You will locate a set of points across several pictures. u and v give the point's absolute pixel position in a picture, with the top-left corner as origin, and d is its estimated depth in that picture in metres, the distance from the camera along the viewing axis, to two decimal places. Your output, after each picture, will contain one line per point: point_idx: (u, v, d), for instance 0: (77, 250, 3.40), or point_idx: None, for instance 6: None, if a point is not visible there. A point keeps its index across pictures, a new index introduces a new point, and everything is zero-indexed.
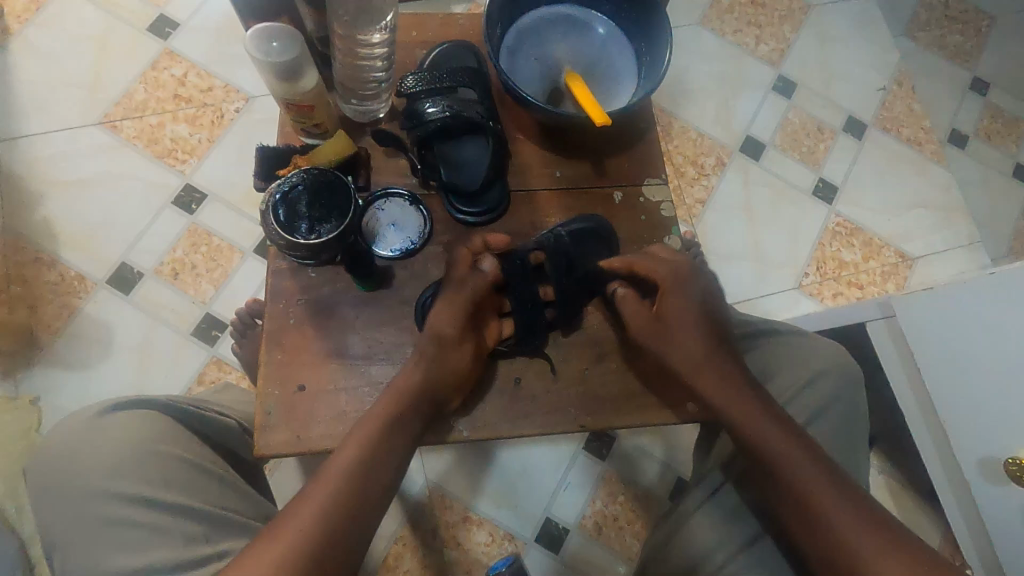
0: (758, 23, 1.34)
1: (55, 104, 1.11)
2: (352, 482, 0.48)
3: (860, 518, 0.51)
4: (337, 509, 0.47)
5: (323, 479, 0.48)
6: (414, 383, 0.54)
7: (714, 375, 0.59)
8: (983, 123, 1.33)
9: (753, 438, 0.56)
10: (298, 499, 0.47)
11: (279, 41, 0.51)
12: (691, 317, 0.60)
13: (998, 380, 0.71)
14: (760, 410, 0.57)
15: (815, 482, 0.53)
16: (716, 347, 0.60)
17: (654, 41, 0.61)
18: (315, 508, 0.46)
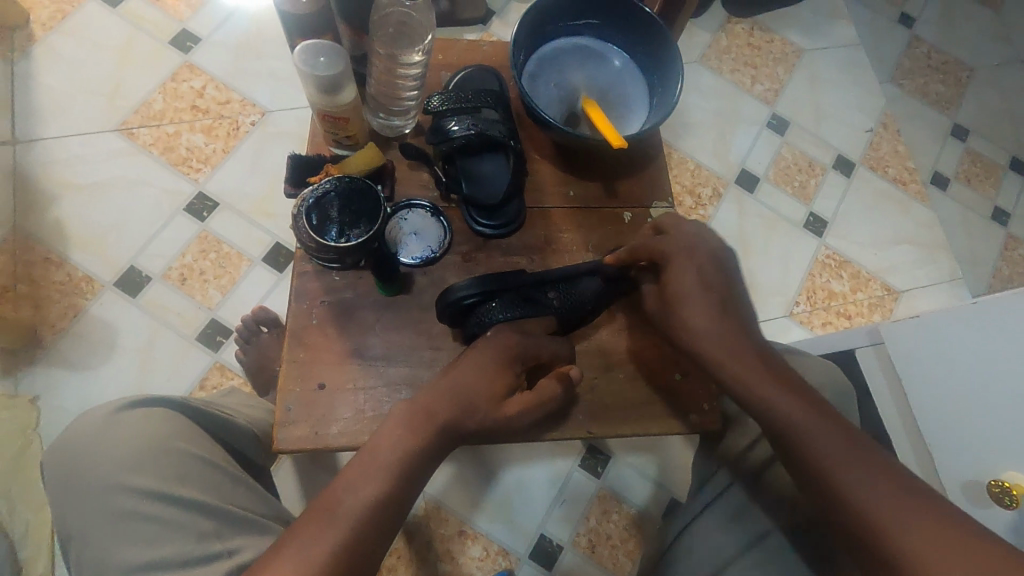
0: (753, 64, 1.41)
1: (73, 110, 1.13)
2: (372, 515, 0.49)
3: (888, 488, 0.50)
4: (353, 538, 0.48)
5: (337, 506, 0.49)
6: (438, 409, 0.55)
7: (730, 351, 0.59)
8: (963, 166, 1.41)
9: (770, 412, 0.56)
10: (316, 523, 0.48)
11: (326, 57, 0.55)
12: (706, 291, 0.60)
13: (982, 406, 0.74)
14: (781, 386, 0.56)
15: (840, 454, 0.52)
16: (727, 323, 0.60)
17: (666, 73, 0.65)
18: (334, 539, 0.48)
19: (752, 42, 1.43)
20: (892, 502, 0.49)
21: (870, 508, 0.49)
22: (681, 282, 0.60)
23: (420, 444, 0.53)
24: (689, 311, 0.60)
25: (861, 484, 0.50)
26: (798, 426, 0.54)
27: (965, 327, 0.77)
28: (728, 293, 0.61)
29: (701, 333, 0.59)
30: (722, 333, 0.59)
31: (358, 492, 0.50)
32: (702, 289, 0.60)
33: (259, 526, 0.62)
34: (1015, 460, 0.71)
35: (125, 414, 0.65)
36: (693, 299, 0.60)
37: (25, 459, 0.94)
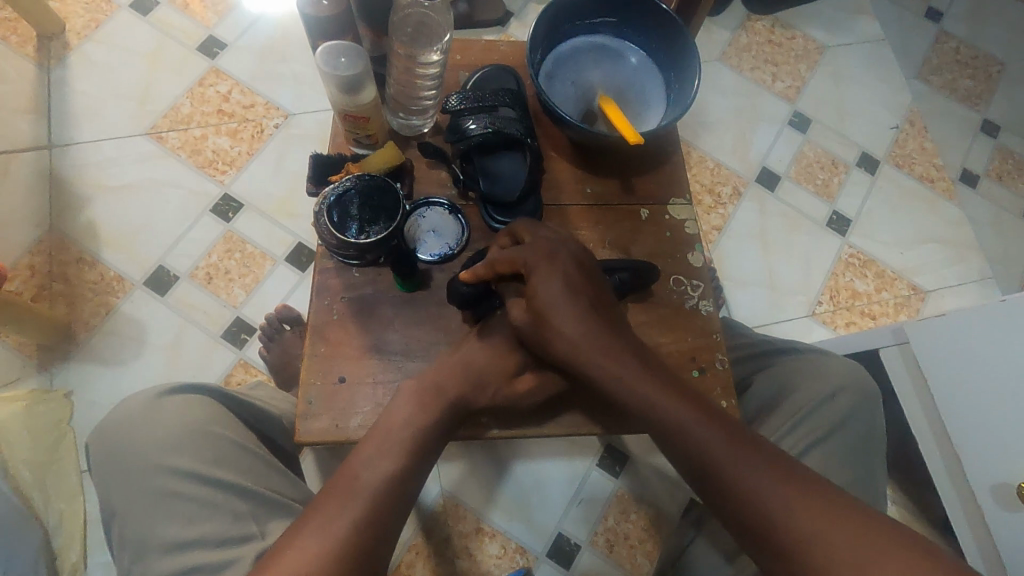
0: (774, 62, 1.39)
1: (107, 114, 1.17)
2: (389, 489, 0.51)
3: (785, 495, 0.50)
4: (371, 512, 0.50)
5: (354, 483, 0.51)
6: (449, 389, 0.57)
7: (606, 358, 0.55)
8: (994, 163, 1.37)
9: (660, 427, 0.54)
10: (338, 498, 0.50)
11: (346, 58, 0.55)
12: (563, 296, 0.56)
13: (1014, 405, 0.72)
14: (660, 395, 0.55)
15: (727, 459, 0.52)
16: (601, 326, 0.56)
17: (682, 70, 0.65)
18: (354, 512, 0.50)
19: (772, 39, 1.41)
20: (790, 503, 0.49)
21: (769, 513, 0.49)
22: (545, 296, 0.56)
23: (434, 419, 0.55)
24: (558, 328, 0.56)
25: (756, 487, 0.50)
26: (690, 438, 0.53)
27: (987, 321, 0.75)
28: (593, 295, 0.57)
29: (583, 345, 0.55)
30: (598, 342, 0.56)
31: (375, 466, 0.52)
32: (568, 297, 0.56)
33: (290, 510, 0.65)
34: None
35: (166, 400, 0.68)
36: (563, 309, 0.55)
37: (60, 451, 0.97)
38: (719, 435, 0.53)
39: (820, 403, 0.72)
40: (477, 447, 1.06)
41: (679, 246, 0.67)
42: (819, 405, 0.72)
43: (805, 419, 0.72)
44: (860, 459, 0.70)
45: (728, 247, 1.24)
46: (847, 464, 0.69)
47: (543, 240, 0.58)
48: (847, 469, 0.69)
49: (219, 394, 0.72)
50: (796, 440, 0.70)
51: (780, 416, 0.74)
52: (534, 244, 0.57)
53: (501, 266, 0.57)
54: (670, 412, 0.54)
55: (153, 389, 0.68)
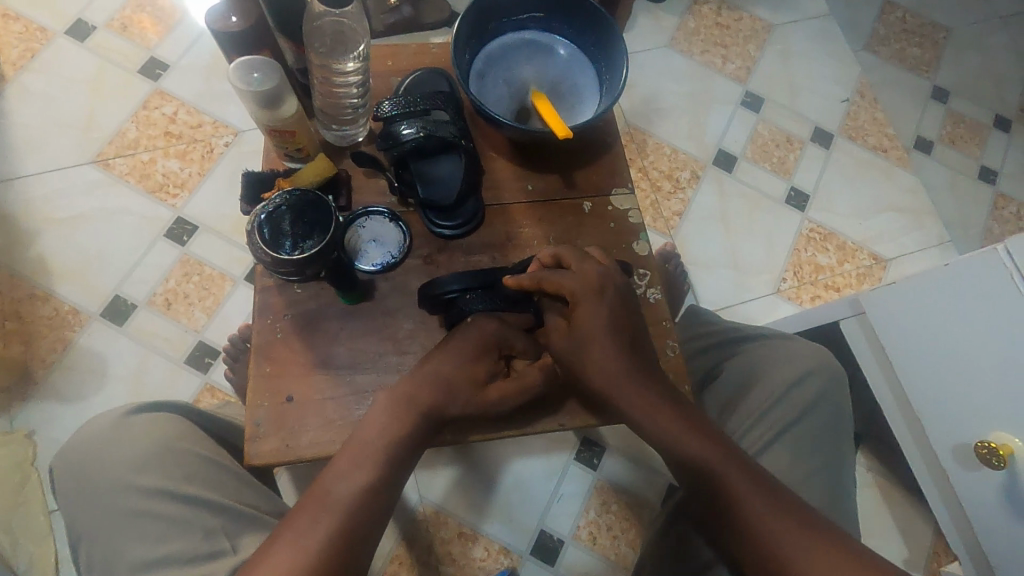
0: (723, 44, 1.40)
1: (50, 145, 1.15)
2: (361, 505, 0.51)
3: (792, 527, 0.54)
4: (348, 521, 0.50)
5: (329, 493, 0.51)
6: (424, 400, 0.56)
7: (636, 396, 0.59)
8: (946, 128, 1.39)
9: (684, 459, 0.58)
10: (316, 513, 0.50)
11: (260, 72, 0.54)
12: (598, 329, 0.58)
13: (966, 367, 0.73)
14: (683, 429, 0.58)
15: (748, 494, 0.56)
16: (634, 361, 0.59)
17: (612, 60, 0.65)
18: (327, 528, 0.49)
19: (720, 22, 1.42)
20: (802, 539, 0.53)
21: (775, 541, 0.54)
22: (591, 325, 0.58)
23: (408, 429, 0.55)
24: (594, 353, 0.58)
25: (757, 516, 0.55)
26: (712, 471, 0.57)
27: (938, 288, 0.74)
28: (637, 338, 0.60)
29: (614, 377, 0.58)
30: (625, 376, 0.59)
31: (350, 481, 0.52)
32: (609, 330, 0.58)
33: (263, 522, 0.64)
34: (1006, 419, 0.70)
35: (133, 418, 0.67)
36: (602, 338, 0.58)
37: (26, 493, 0.95)
38: (735, 470, 0.57)
39: (789, 390, 0.73)
40: (453, 452, 1.05)
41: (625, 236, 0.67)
42: (790, 390, 0.73)
43: (771, 406, 0.72)
44: (821, 432, 0.71)
45: (690, 231, 1.24)
46: (807, 441, 0.70)
47: (593, 272, 0.59)
48: (810, 446, 0.70)
49: (190, 411, 0.71)
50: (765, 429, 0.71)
51: (749, 405, 0.74)
52: (582, 277, 0.59)
53: (530, 284, 0.59)
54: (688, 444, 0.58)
55: (118, 408, 0.67)
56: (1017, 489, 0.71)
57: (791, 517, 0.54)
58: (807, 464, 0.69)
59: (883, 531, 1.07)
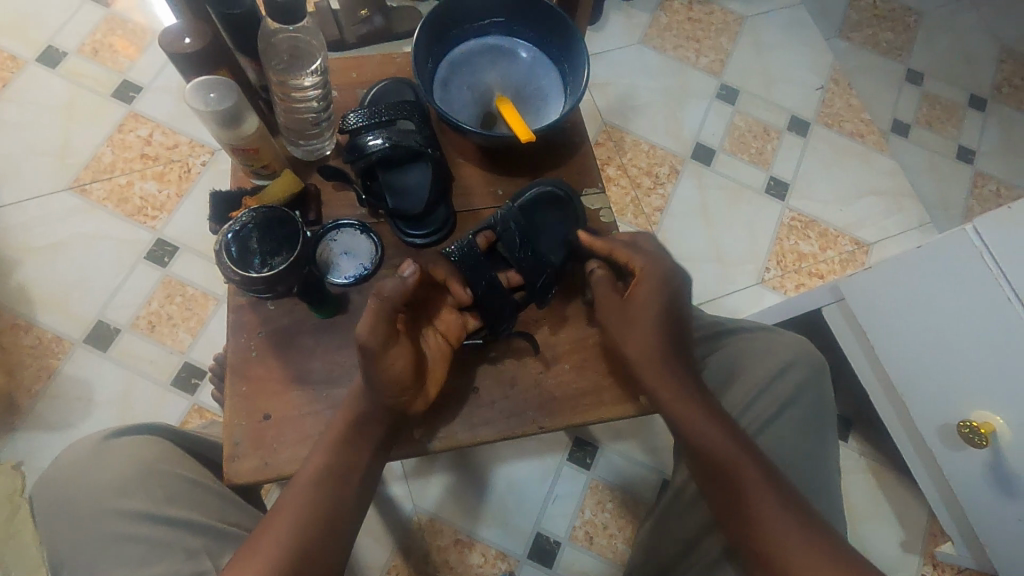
0: (696, 38, 1.41)
1: (26, 173, 1.14)
2: (315, 504, 0.51)
3: (790, 523, 0.56)
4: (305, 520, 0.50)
5: (291, 495, 0.52)
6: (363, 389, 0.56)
7: (666, 384, 0.61)
8: (922, 111, 1.40)
9: (697, 441, 0.60)
10: (274, 525, 0.50)
11: (217, 92, 0.54)
12: (650, 310, 0.61)
13: (946, 349, 0.73)
14: (706, 418, 0.60)
15: (756, 488, 0.57)
16: (673, 352, 0.62)
17: (574, 61, 0.65)
18: (284, 531, 0.49)
19: (692, 16, 1.43)
20: (792, 530, 0.55)
21: (773, 532, 0.56)
22: (643, 312, 0.61)
23: (354, 422, 0.55)
24: (635, 333, 0.61)
25: (762, 500, 0.57)
26: (722, 455, 0.59)
27: (912, 271, 0.74)
28: (680, 328, 0.63)
29: (651, 360, 0.61)
30: (663, 358, 0.61)
31: (305, 490, 0.52)
32: (660, 319, 0.61)
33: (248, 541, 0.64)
34: (986, 397, 0.70)
35: (114, 441, 0.66)
36: (648, 323, 0.61)
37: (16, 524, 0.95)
38: (748, 462, 0.59)
39: (773, 381, 0.73)
40: (445, 459, 1.05)
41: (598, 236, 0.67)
42: (774, 381, 0.73)
43: (757, 398, 0.72)
44: (803, 422, 0.72)
45: (672, 226, 1.24)
46: (792, 431, 0.71)
47: (663, 266, 0.62)
48: (795, 436, 0.71)
49: (171, 430, 0.71)
50: (752, 420, 0.71)
51: (732, 401, 0.73)
52: (655, 263, 0.62)
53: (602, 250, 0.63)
54: (709, 433, 0.60)
55: (100, 431, 0.67)
56: (1001, 466, 0.71)
57: (791, 507, 0.56)
58: (788, 457, 0.70)
59: (878, 514, 1.07)
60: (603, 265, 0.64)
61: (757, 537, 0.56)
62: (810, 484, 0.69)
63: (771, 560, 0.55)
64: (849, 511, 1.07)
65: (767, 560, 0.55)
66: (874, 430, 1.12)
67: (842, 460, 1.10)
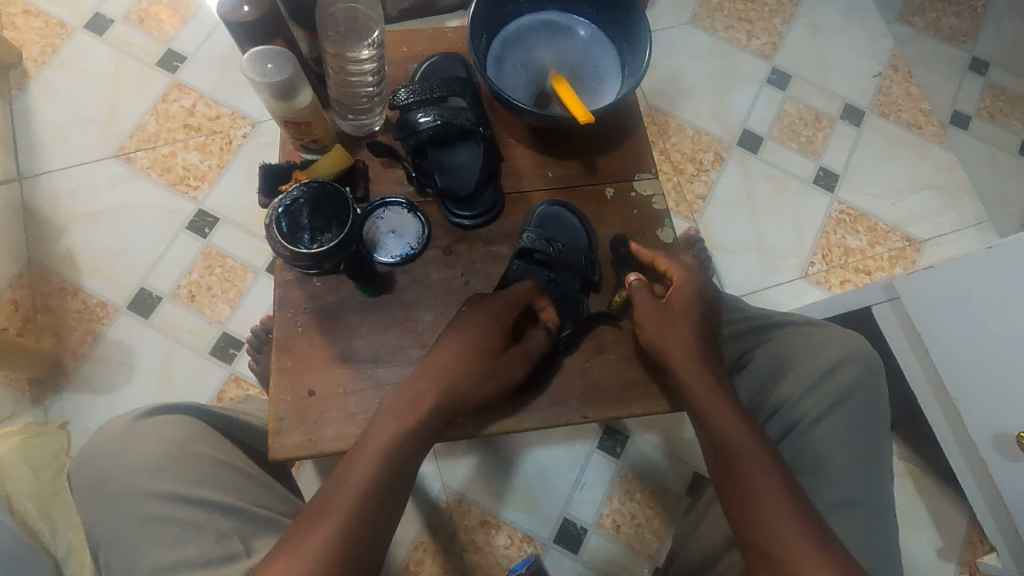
0: (748, 18, 1.35)
1: (73, 140, 1.16)
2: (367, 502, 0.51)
3: (807, 539, 0.53)
4: (353, 520, 0.50)
5: (338, 491, 0.51)
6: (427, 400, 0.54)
7: (702, 375, 0.59)
8: (986, 102, 1.33)
9: (724, 439, 0.58)
10: (324, 525, 0.49)
11: (274, 62, 0.53)
12: (692, 311, 0.60)
13: (1011, 357, 0.69)
14: (737, 418, 0.58)
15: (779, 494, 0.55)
16: (710, 352, 0.60)
17: (634, 39, 0.63)
18: (331, 530, 0.49)
19: None
20: (810, 548, 0.52)
21: (790, 545, 0.53)
22: (688, 306, 0.60)
23: (413, 427, 0.53)
24: (676, 330, 0.59)
25: (781, 512, 0.54)
26: (749, 459, 0.57)
27: (980, 273, 0.70)
28: (717, 331, 0.62)
29: (690, 353, 0.59)
30: (699, 358, 0.59)
31: (355, 484, 0.51)
32: (700, 319, 0.60)
33: (277, 524, 0.65)
34: None
35: (145, 422, 0.67)
36: (688, 323, 0.60)
37: None
38: (774, 468, 0.56)
39: (821, 380, 0.71)
40: (475, 441, 1.05)
41: (649, 223, 0.66)
42: (824, 379, 0.71)
43: (807, 393, 0.70)
44: (855, 426, 0.69)
45: (714, 215, 1.21)
46: (843, 432, 0.68)
47: (701, 273, 0.63)
48: (845, 438, 0.68)
49: (199, 410, 0.71)
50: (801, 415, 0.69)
51: (779, 395, 0.71)
52: (694, 274, 0.62)
53: (646, 258, 0.63)
54: (734, 432, 0.58)
55: (132, 411, 0.68)
56: None
57: (812, 523, 0.54)
58: (841, 456, 0.67)
59: (916, 519, 1.04)
60: (639, 276, 0.62)
61: (769, 544, 0.53)
62: (863, 489, 0.66)
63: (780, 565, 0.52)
64: None
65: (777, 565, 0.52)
66: (916, 434, 1.08)
67: None
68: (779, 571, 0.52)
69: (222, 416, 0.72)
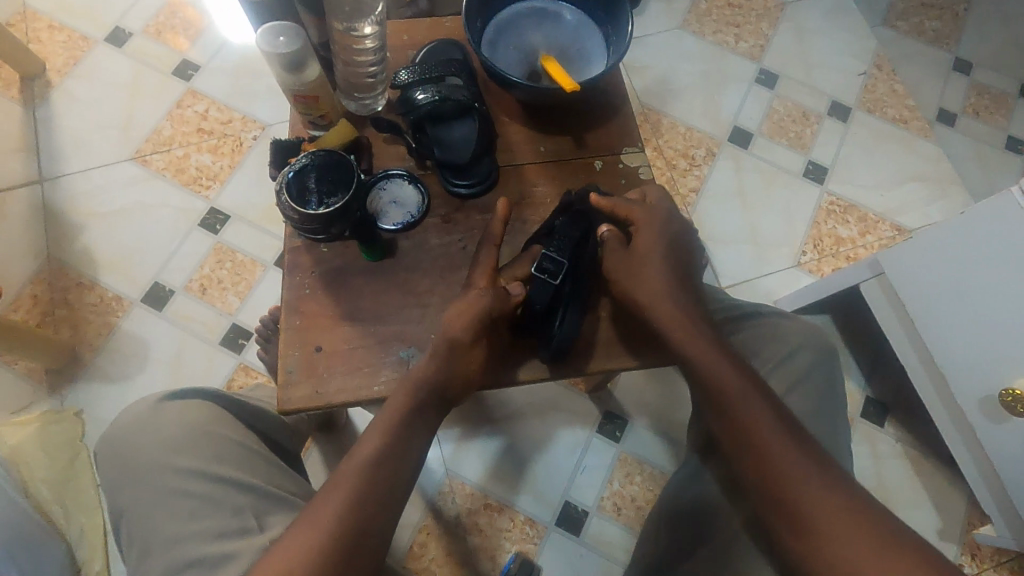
0: (735, 23, 1.41)
1: (92, 144, 1.22)
2: (374, 470, 0.53)
3: (811, 472, 0.54)
4: (360, 496, 0.51)
5: (348, 464, 0.53)
6: (429, 375, 0.57)
7: (680, 320, 0.62)
8: (970, 100, 1.37)
9: (710, 382, 0.60)
10: (333, 496, 0.51)
11: (286, 36, 0.57)
12: (660, 258, 0.63)
13: (990, 317, 0.72)
14: (721, 357, 0.60)
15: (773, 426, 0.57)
16: (684, 296, 0.63)
17: (617, 21, 0.67)
18: (341, 500, 0.51)
19: (732, 2, 1.43)
20: (816, 487, 0.53)
21: (797, 483, 0.54)
22: (653, 250, 0.63)
23: (413, 405, 0.57)
24: (646, 280, 0.62)
25: (784, 454, 0.55)
26: (741, 398, 0.58)
27: (956, 238, 0.73)
28: (687, 277, 0.64)
29: (663, 299, 0.62)
30: (674, 303, 0.62)
31: (365, 455, 0.54)
32: (665, 263, 0.63)
33: (291, 502, 0.65)
34: None
35: (167, 406, 0.68)
36: (656, 269, 0.62)
37: (76, 468, 1.01)
38: (763, 405, 0.58)
39: (790, 357, 0.73)
40: (479, 428, 1.07)
41: (635, 194, 0.69)
42: (791, 357, 0.73)
43: (782, 363, 0.72)
44: (824, 403, 0.70)
45: (707, 208, 1.25)
46: (813, 406, 0.70)
47: (664, 214, 0.65)
48: (816, 407, 0.70)
49: (223, 397, 0.73)
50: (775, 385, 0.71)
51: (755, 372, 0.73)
52: (655, 213, 0.65)
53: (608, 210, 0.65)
54: (719, 371, 0.60)
55: (155, 395, 0.69)
56: None
57: (816, 459, 0.55)
58: (814, 423, 0.69)
59: (915, 501, 1.05)
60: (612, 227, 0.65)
61: (777, 484, 0.54)
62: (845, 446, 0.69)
63: (791, 506, 0.53)
64: (883, 496, 1.05)
65: (787, 504, 0.54)
66: (911, 414, 1.10)
67: (877, 444, 1.08)
68: (792, 511, 0.53)
69: (238, 402, 0.73)
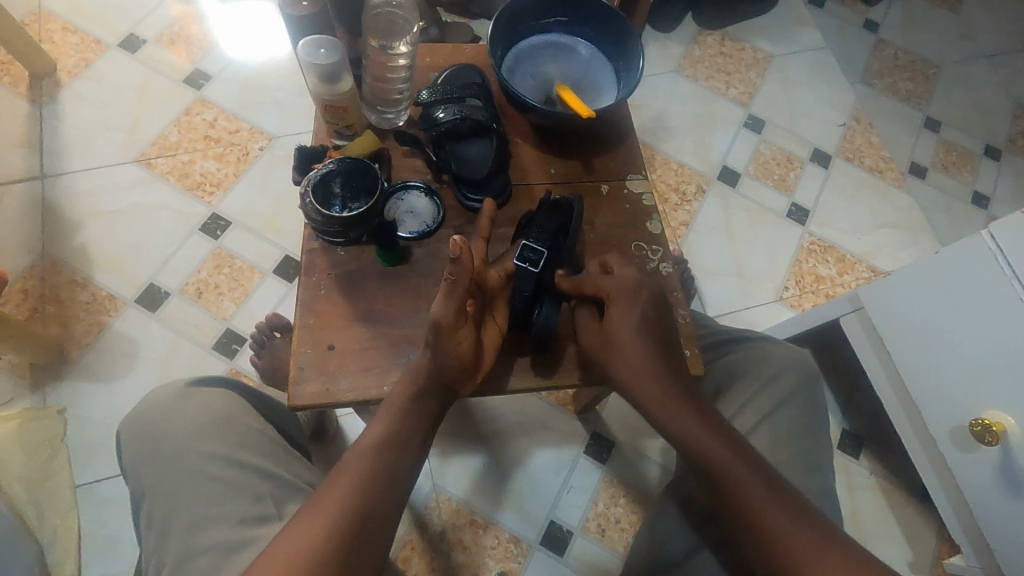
0: (726, 71, 1.50)
1: (97, 145, 1.23)
2: (380, 453, 0.55)
3: (784, 516, 0.55)
4: (365, 483, 0.52)
5: (353, 455, 0.55)
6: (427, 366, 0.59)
7: (654, 389, 0.61)
8: (939, 155, 1.47)
9: (691, 450, 0.60)
10: (337, 483, 0.52)
11: (326, 49, 0.62)
12: (631, 333, 0.62)
13: (961, 351, 0.77)
14: (687, 418, 0.60)
15: (740, 472, 0.57)
16: (660, 356, 0.63)
17: (628, 59, 0.73)
18: (345, 490, 0.52)
19: (723, 51, 1.52)
20: (800, 538, 0.54)
21: (781, 538, 0.54)
22: (619, 329, 0.62)
23: (414, 395, 0.59)
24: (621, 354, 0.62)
25: (767, 513, 0.55)
26: (725, 470, 0.58)
27: (932, 275, 0.78)
28: (659, 335, 0.64)
29: (635, 369, 0.62)
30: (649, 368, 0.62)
31: (371, 441, 0.56)
32: (635, 335, 0.62)
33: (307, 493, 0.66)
34: (998, 396, 0.74)
35: (195, 391, 0.70)
36: (626, 345, 0.62)
37: (55, 467, 0.98)
38: (739, 463, 0.58)
39: (771, 381, 0.76)
40: (470, 445, 1.08)
41: (637, 217, 0.74)
42: (773, 381, 0.76)
43: (764, 387, 0.76)
44: (804, 425, 0.73)
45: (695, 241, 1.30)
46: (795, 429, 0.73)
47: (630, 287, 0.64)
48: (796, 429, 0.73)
49: (242, 388, 0.75)
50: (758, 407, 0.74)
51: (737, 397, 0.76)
52: (618, 285, 0.64)
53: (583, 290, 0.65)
54: (688, 431, 0.60)
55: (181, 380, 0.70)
56: (1010, 466, 0.75)
57: (795, 513, 0.55)
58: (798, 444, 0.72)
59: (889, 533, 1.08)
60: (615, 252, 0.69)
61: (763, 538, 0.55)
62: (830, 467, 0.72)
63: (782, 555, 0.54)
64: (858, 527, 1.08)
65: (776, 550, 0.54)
66: (883, 447, 1.14)
67: (854, 476, 1.12)
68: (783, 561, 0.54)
69: (256, 393, 0.75)
